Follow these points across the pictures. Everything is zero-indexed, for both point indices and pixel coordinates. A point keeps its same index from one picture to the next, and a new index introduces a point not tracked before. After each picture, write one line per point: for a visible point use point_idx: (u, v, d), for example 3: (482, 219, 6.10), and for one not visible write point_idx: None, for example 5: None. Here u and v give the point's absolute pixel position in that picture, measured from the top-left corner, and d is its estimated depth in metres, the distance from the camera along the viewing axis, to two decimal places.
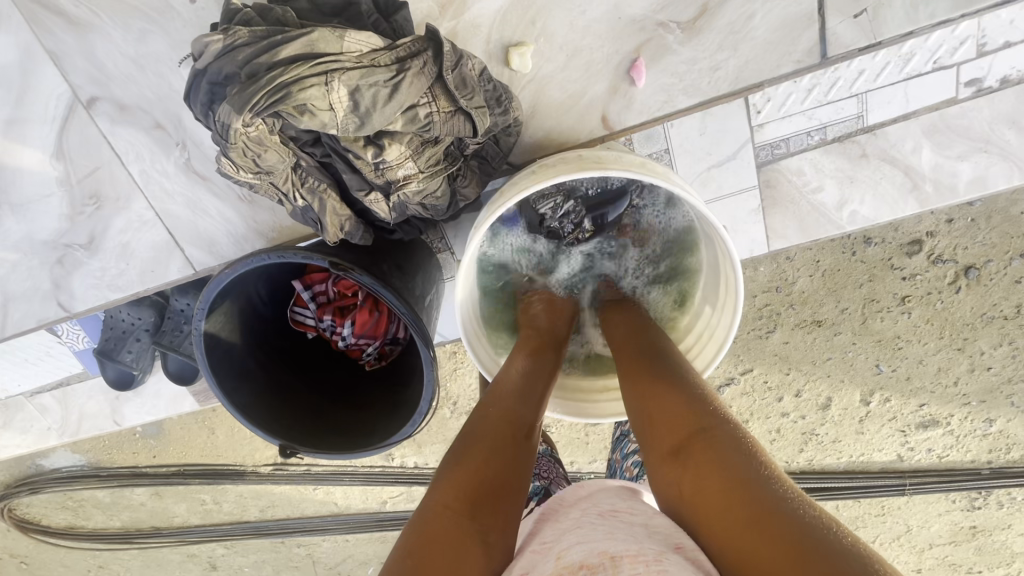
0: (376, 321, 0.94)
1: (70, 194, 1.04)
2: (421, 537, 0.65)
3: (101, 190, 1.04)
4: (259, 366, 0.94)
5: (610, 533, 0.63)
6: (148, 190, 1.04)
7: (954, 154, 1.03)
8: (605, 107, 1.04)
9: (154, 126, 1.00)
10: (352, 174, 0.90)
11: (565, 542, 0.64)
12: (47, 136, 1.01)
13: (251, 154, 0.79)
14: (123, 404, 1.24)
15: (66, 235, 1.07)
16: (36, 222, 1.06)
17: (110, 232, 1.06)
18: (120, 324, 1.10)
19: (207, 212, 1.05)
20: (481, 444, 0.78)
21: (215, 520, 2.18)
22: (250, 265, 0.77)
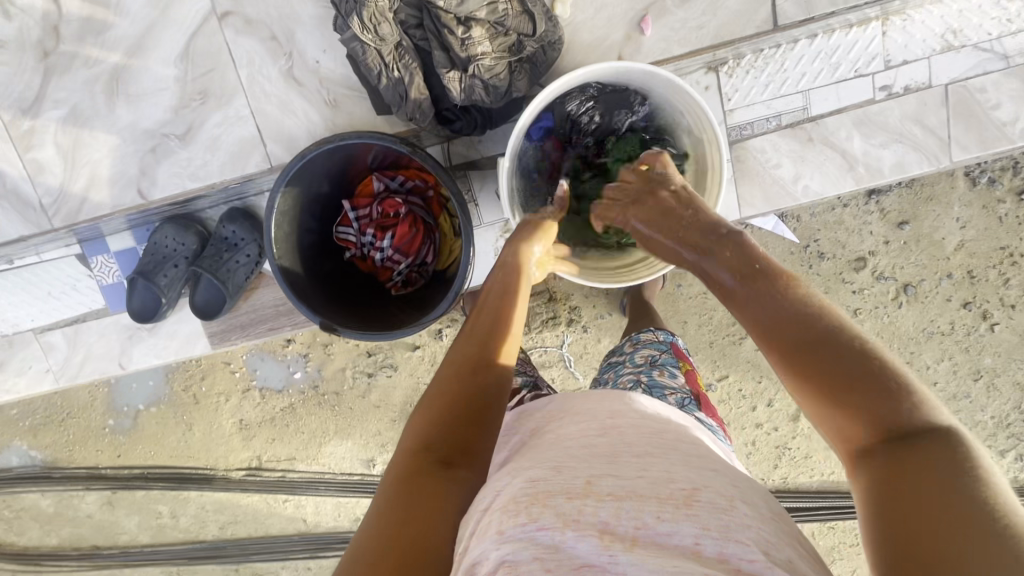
0: (413, 238, 1.01)
1: (181, 90, 1.16)
2: (393, 476, 0.70)
3: (210, 87, 1.16)
4: (303, 257, 0.97)
5: (637, 462, 0.65)
6: (249, 86, 1.16)
7: (877, 143, 1.14)
8: (621, 52, 1.15)
9: (273, 37, 1.14)
10: (440, 52, 1.01)
11: (587, 465, 0.65)
12: (177, 39, 1.15)
13: (373, 21, 0.96)
14: (133, 344, 1.27)
15: (166, 125, 1.18)
16: (144, 111, 1.18)
17: (207, 125, 1.18)
18: (161, 250, 1.17)
19: (295, 111, 1.18)
20: (447, 384, 0.79)
21: (166, 540, 2.00)
22: (321, 149, 0.85)
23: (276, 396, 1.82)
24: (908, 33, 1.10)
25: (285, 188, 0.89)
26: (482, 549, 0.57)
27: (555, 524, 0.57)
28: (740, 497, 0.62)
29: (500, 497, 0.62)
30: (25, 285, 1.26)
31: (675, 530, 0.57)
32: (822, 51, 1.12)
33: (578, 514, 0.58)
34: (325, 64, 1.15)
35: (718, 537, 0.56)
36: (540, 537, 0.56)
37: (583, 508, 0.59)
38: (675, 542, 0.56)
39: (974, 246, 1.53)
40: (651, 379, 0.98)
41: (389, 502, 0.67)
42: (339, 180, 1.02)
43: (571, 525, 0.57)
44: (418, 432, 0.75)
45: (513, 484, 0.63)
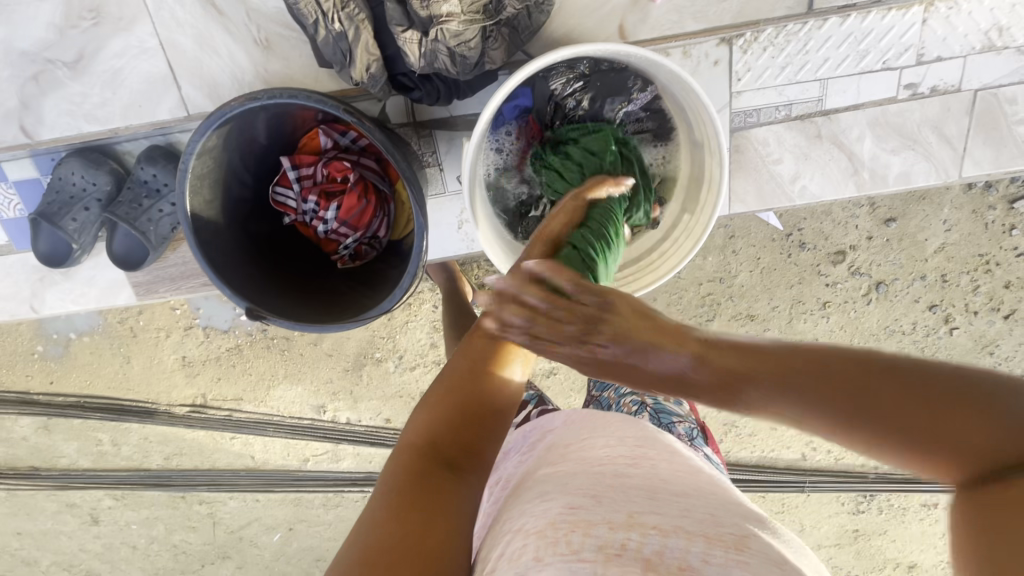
0: (362, 210, 0.88)
1: (67, 4, 0.94)
2: (399, 481, 0.60)
3: (104, 5, 0.95)
4: (231, 228, 0.82)
5: (679, 501, 0.59)
6: (154, 11, 0.95)
7: (888, 148, 1.04)
8: (625, 18, 0.98)
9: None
10: (395, 5, 0.84)
11: (627, 497, 0.59)
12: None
13: None
14: (45, 288, 1.13)
15: (50, 49, 0.97)
16: (20, 27, 0.96)
17: (104, 54, 0.97)
18: (67, 189, 1.00)
19: (217, 51, 0.98)
20: (457, 384, 0.68)
21: (109, 466, 1.97)
22: (246, 106, 0.69)
23: (222, 335, 1.73)
24: (949, 26, 0.96)
25: (207, 146, 0.73)
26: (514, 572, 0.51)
27: (596, 559, 0.50)
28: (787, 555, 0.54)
29: (538, 520, 0.56)
30: None
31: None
32: (851, 35, 0.98)
33: (620, 549, 0.51)
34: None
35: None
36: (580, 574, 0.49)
37: (626, 542, 0.52)
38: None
39: (954, 250, 1.50)
40: (656, 402, 0.99)
41: (392, 514, 0.56)
42: (272, 138, 0.86)
43: (612, 562, 0.50)
44: (423, 430, 0.65)
45: (552, 504, 0.57)
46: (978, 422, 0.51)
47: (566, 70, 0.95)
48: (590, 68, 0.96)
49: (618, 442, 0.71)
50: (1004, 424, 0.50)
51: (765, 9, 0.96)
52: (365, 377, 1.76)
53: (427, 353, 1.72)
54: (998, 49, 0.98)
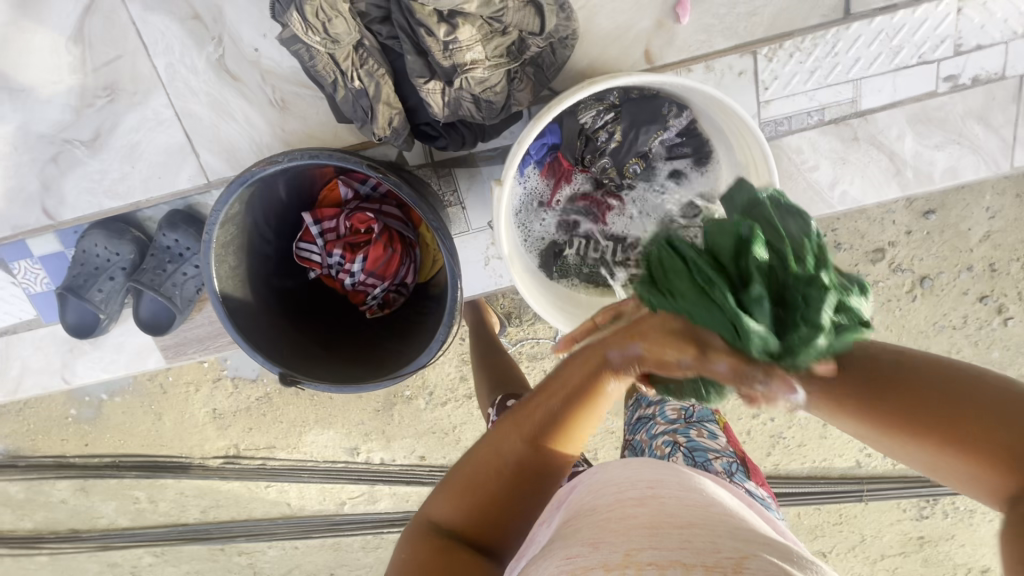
0: (388, 260, 0.85)
1: (82, 83, 0.94)
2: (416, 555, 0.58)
3: (119, 81, 0.94)
4: (260, 293, 0.81)
5: (683, 531, 0.54)
6: (167, 80, 0.95)
7: (932, 144, 0.98)
8: (651, 43, 0.95)
9: (194, 16, 0.91)
10: (415, 57, 0.80)
11: (625, 533, 0.55)
12: (70, 18, 0.91)
13: (323, 16, 0.74)
14: (75, 358, 1.12)
15: (67, 129, 0.96)
16: (35, 111, 0.95)
17: (121, 129, 0.97)
18: (91, 260, 0.98)
19: (233, 115, 0.97)
20: (493, 468, 0.60)
21: (147, 523, 1.96)
22: (266, 171, 0.67)
23: (250, 384, 1.71)
24: (986, 12, 0.91)
25: (233, 213, 0.72)
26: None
27: None
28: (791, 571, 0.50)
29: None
30: None
31: None
32: (882, 31, 0.93)
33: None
34: (266, 53, 0.93)
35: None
36: None
37: None
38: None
39: (1000, 237, 1.42)
40: (689, 440, 0.88)
41: None
42: (293, 196, 0.85)
43: None
44: (451, 516, 0.60)
45: (550, 560, 0.55)
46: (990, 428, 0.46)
47: (594, 103, 0.93)
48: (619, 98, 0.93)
49: (627, 487, 0.60)
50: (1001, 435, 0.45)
51: (790, 18, 0.93)
52: (396, 417, 1.72)
53: (457, 387, 1.68)
54: None
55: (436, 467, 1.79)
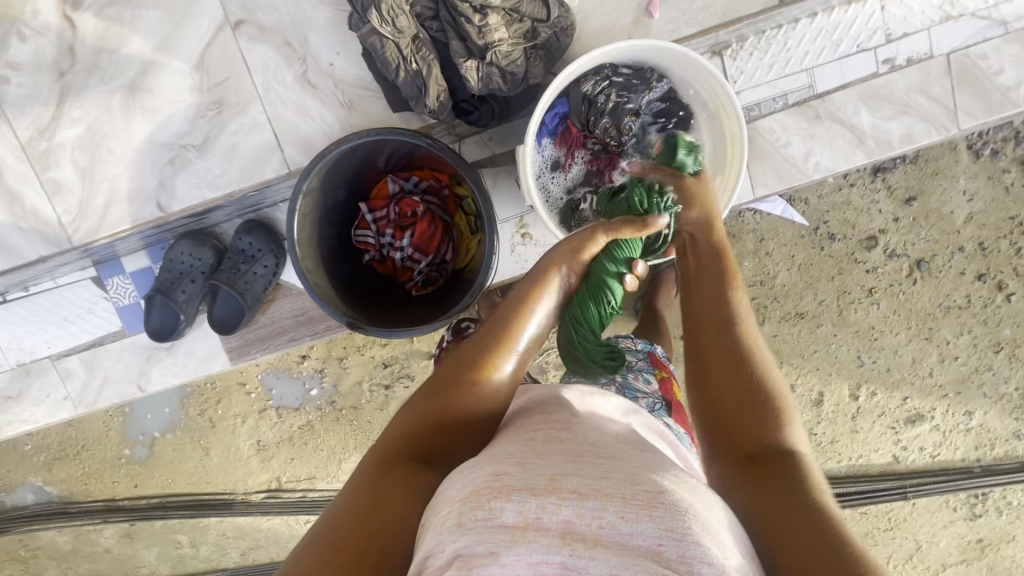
0: (431, 237, 1.02)
1: (195, 97, 0.99)
2: (367, 473, 0.64)
3: (225, 95, 0.98)
4: (327, 264, 0.96)
5: (603, 463, 0.59)
6: (263, 93, 0.98)
7: (884, 116, 1.08)
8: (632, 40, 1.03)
9: (285, 43, 0.97)
10: (456, 41, 0.81)
11: (554, 462, 0.58)
12: (190, 49, 0.97)
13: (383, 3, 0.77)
14: (151, 365, 1.26)
15: (181, 135, 1.01)
16: (156, 121, 1.00)
17: (223, 133, 1.00)
18: (178, 266, 1.16)
19: (314, 116, 0.99)
20: (442, 389, 0.71)
21: (187, 569, 1.97)
22: (342, 147, 0.84)
23: (294, 414, 1.80)
24: (906, 6, 1.03)
25: (308, 189, 0.87)
26: (438, 539, 0.51)
27: (514, 525, 0.50)
28: (699, 507, 0.55)
29: (462, 488, 0.56)
30: (43, 311, 1.24)
31: (638, 531, 0.51)
32: (823, 29, 1.05)
33: (539, 514, 0.51)
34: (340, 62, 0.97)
35: (681, 539, 0.50)
36: (499, 534, 0.49)
37: (546, 505, 0.52)
38: (626, 542, 0.50)
39: (983, 218, 1.54)
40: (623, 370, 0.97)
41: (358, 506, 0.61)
42: (353, 188, 1.01)
43: (531, 529, 0.50)
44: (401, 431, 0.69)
45: (478, 474, 0.57)
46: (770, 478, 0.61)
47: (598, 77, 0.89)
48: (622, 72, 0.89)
49: (547, 413, 0.68)
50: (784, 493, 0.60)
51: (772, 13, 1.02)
52: None
53: None
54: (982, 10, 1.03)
55: None
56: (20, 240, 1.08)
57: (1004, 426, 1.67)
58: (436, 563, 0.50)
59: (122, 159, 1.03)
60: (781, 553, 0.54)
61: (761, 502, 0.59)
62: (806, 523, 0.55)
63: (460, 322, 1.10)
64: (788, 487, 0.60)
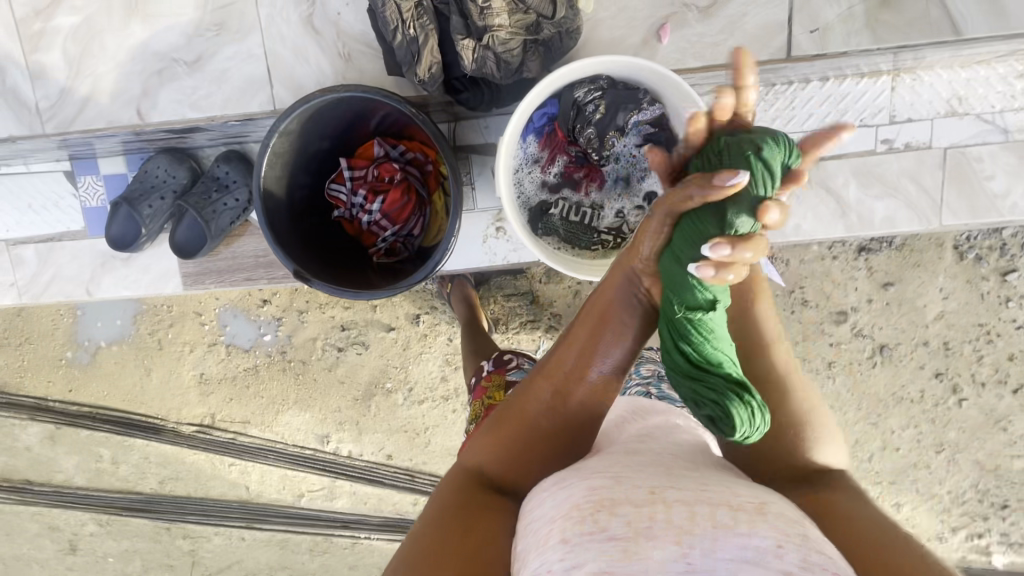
0: (402, 207, 1.01)
1: (197, 15, 0.97)
2: (447, 504, 0.63)
3: (227, 21, 0.97)
4: (290, 209, 0.95)
5: (697, 476, 0.60)
6: (265, 25, 0.97)
7: (873, 194, 1.09)
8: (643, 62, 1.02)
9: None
10: (458, 18, 0.81)
11: (651, 475, 0.59)
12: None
13: None
14: (104, 273, 1.25)
15: (176, 49, 0.99)
16: (154, 30, 0.99)
17: (217, 58, 0.99)
18: (151, 180, 1.15)
19: (309, 62, 0.98)
20: (518, 414, 0.69)
21: (102, 486, 1.94)
22: (327, 96, 0.83)
23: (242, 355, 1.78)
24: (915, 92, 1.04)
25: (286, 129, 0.87)
26: (540, 561, 0.52)
27: (621, 538, 0.52)
28: (808, 519, 0.56)
29: (560, 505, 0.57)
30: (7, 194, 1.22)
31: (755, 536, 0.51)
32: (831, 96, 1.05)
33: (648, 523, 0.53)
34: (345, 15, 0.95)
35: (798, 546, 0.51)
36: (607, 550, 0.51)
37: (654, 514, 0.53)
38: (739, 552, 0.50)
39: (953, 318, 1.55)
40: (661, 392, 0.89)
41: (434, 530, 0.61)
42: (336, 142, 1.00)
43: (643, 538, 0.51)
44: (478, 457, 0.68)
45: (574, 490, 0.58)
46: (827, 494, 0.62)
47: (590, 86, 0.86)
48: (617, 86, 0.86)
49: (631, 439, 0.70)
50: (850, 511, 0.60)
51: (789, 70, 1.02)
52: (373, 408, 1.78)
53: (437, 387, 1.75)
54: (988, 115, 1.04)
55: (400, 469, 1.81)
56: None
57: (930, 526, 1.67)
58: None
59: (113, 58, 1.01)
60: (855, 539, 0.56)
61: (810, 501, 0.61)
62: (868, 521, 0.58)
63: (504, 356, 1.19)
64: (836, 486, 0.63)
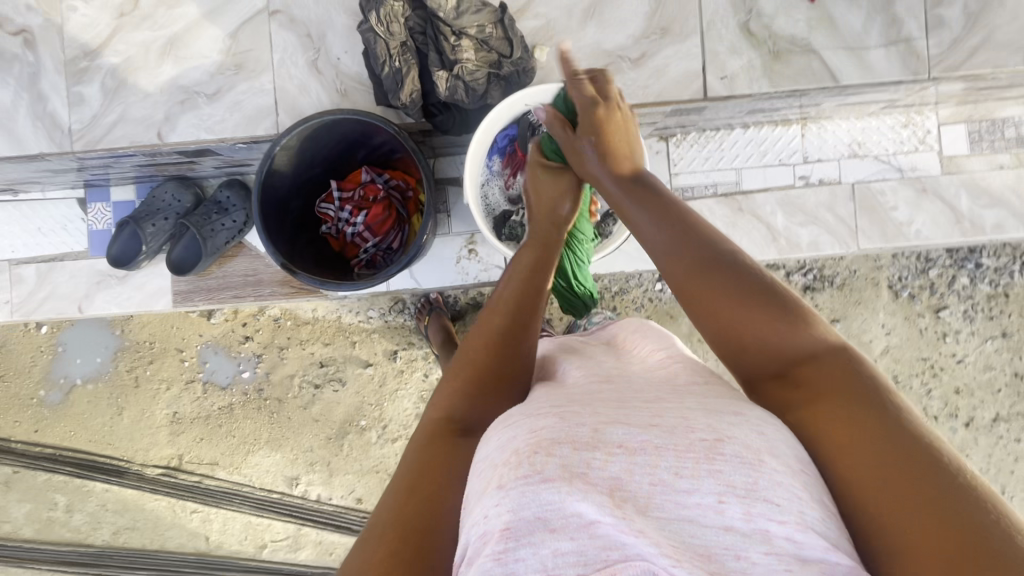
0: (383, 222, 1.14)
1: (218, 58, 1.12)
2: (418, 457, 0.62)
3: (245, 63, 1.12)
4: (281, 221, 1.08)
5: (649, 407, 0.58)
6: (277, 67, 1.12)
7: (797, 222, 1.25)
8: None
9: (306, 34, 1.12)
10: (434, 55, 0.99)
11: (593, 411, 0.57)
12: (229, 21, 1.12)
13: (381, 17, 0.96)
14: (98, 290, 1.33)
15: (198, 83, 1.12)
16: (180, 68, 1.12)
17: (233, 91, 1.12)
18: (158, 203, 1.28)
19: (313, 98, 1.13)
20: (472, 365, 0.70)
21: (51, 538, 1.84)
22: (323, 117, 0.99)
23: (219, 392, 1.79)
24: (821, 138, 1.24)
25: (287, 145, 1.01)
26: (482, 507, 0.50)
27: (559, 479, 0.49)
28: (775, 453, 0.52)
29: (503, 450, 0.53)
30: (19, 217, 1.33)
31: (695, 488, 0.50)
32: (752, 140, 1.25)
33: (585, 469, 0.50)
34: (346, 60, 1.12)
35: (746, 498, 0.49)
36: (544, 494, 0.48)
37: (592, 459, 0.51)
38: (675, 512, 0.49)
39: (898, 352, 1.65)
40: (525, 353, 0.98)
41: (405, 487, 0.59)
42: (330, 166, 1.15)
43: (577, 480, 0.49)
44: (443, 406, 0.67)
45: (518, 431, 0.54)
46: (860, 416, 0.53)
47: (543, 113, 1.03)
48: None
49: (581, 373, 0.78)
50: (885, 430, 0.52)
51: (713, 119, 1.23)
52: (346, 447, 1.77)
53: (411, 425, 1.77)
54: (883, 157, 1.24)
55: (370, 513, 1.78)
56: (28, 133, 1.13)
57: None
58: (478, 529, 0.49)
59: (142, 91, 1.12)
60: (879, 483, 0.49)
61: (846, 440, 0.53)
62: (882, 437, 0.51)
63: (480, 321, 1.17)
64: (862, 402, 0.55)
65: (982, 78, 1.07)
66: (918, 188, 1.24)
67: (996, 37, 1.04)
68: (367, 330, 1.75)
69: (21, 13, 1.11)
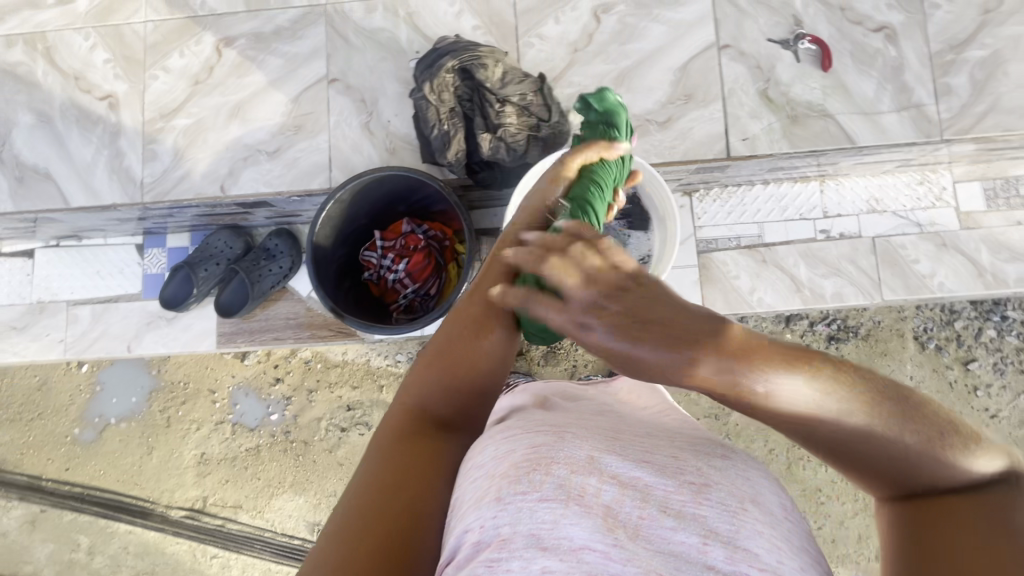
0: (422, 269, 1.21)
1: (280, 119, 1.23)
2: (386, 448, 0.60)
3: (304, 124, 1.23)
4: (330, 268, 1.15)
5: (639, 444, 0.59)
6: (333, 128, 1.23)
7: (819, 274, 1.29)
8: None
9: (360, 100, 1.23)
10: (480, 120, 1.09)
11: (594, 440, 0.57)
12: (292, 87, 1.23)
13: (436, 88, 1.05)
14: (147, 331, 1.40)
15: (261, 141, 1.23)
16: (245, 129, 1.23)
17: (292, 149, 1.23)
18: (210, 249, 1.36)
19: (365, 155, 1.23)
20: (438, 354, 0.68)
21: None
22: (376, 174, 1.07)
23: (247, 433, 1.82)
24: (840, 194, 1.30)
25: (340, 198, 1.09)
26: (477, 515, 0.49)
27: (555, 500, 0.48)
28: (757, 500, 0.52)
29: (499, 463, 0.53)
30: (81, 260, 1.42)
31: (678, 525, 0.49)
32: (773, 195, 1.31)
33: (581, 493, 0.50)
34: (396, 122, 1.22)
35: (728, 543, 0.48)
36: (539, 510, 0.47)
37: (588, 484, 0.50)
38: (663, 544, 0.48)
39: None
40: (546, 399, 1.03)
41: (375, 476, 0.58)
42: (373, 220, 1.23)
43: (574, 503, 0.48)
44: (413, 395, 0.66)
45: (513, 446, 0.54)
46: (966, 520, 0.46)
47: None
48: None
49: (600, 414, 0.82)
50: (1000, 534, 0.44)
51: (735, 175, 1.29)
52: None
53: None
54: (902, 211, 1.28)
55: None
56: (103, 185, 1.24)
57: None
58: (470, 538, 0.48)
59: (210, 148, 1.23)
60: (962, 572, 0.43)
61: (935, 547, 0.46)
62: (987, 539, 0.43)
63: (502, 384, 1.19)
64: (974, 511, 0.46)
65: (994, 141, 1.13)
66: (938, 242, 1.28)
67: (1001, 104, 1.11)
68: (395, 374, 1.78)
69: (109, 81, 1.25)
